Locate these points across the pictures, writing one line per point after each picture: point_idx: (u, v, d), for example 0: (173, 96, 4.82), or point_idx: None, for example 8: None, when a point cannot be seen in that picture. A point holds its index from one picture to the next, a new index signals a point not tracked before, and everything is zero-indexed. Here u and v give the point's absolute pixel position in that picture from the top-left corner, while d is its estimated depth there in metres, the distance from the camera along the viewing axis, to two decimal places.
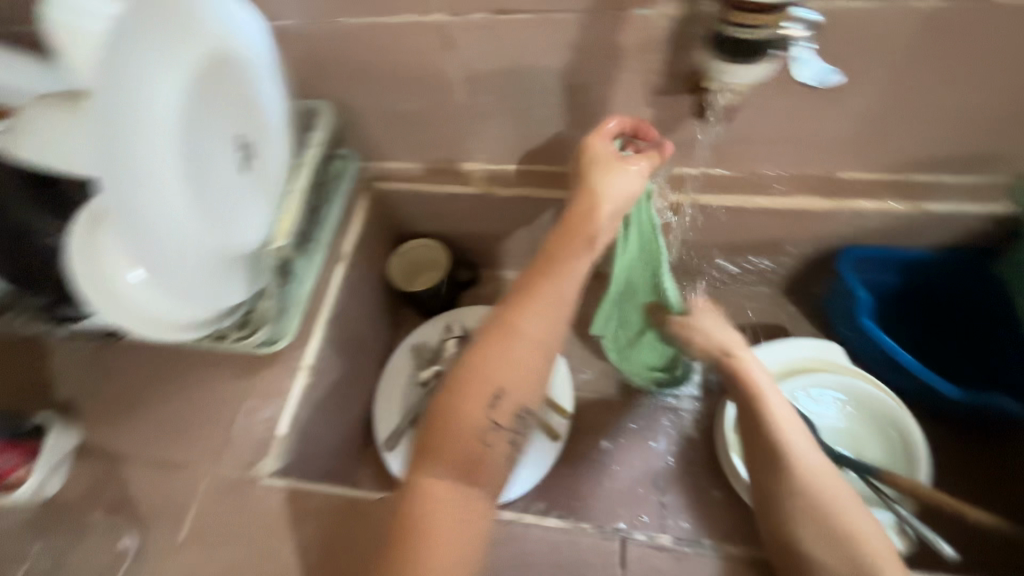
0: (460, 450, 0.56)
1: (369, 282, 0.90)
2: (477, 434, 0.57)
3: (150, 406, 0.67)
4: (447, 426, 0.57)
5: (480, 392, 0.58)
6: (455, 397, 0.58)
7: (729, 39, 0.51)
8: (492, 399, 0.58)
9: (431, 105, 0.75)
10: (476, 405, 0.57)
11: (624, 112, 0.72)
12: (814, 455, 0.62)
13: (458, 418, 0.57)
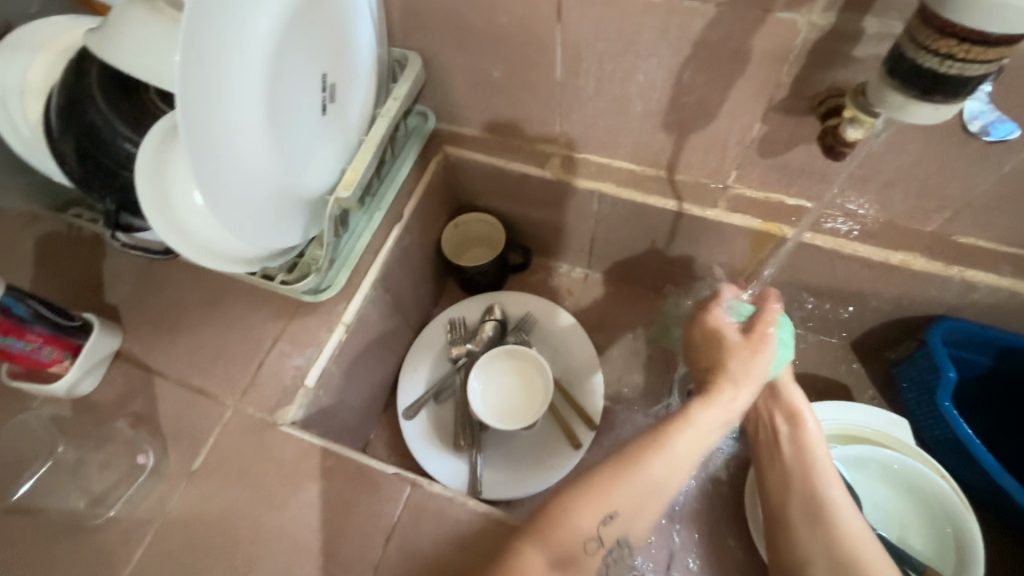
0: (567, 561, 0.47)
1: (421, 248, 0.87)
2: (583, 543, 0.48)
3: (191, 329, 0.69)
4: (556, 530, 0.48)
5: (604, 501, 0.49)
6: (574, 497, 0.50)
7: (925, 72, 0.39)
8: (607, 513, 0.49)
9: (523, 79, 0.69)
10: (587, 516, 0.49)
11: (734, 124, 0.63)
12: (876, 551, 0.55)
13: (570, 525, 0.48)
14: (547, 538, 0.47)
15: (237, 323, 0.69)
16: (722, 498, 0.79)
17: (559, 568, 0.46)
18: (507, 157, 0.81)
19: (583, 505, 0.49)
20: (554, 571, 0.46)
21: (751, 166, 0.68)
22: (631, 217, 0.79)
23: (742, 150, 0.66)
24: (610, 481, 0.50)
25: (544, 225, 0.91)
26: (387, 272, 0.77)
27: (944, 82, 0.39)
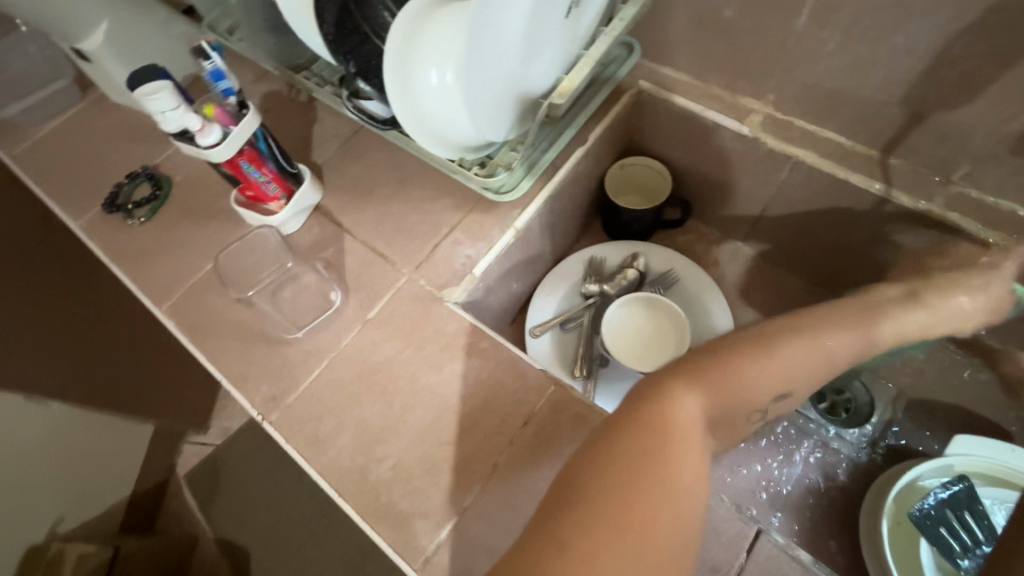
0: (727, 410, 0.47)
1: (587, 179, 0.89)
2: (748, 411, 0.49)
3: (381, 199, 0.76)
4: (736, 370, 0.48)
5: (775, 359, 0.49)
6: (746, 358, 0.48)
7: None
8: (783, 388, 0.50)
9: (755, 24, 0.66)
10: (763, 382, 0.48)
11: (994, 112, 0.56)
12: None
13: (744, 375, 0.48)
14: (721, 375, 0.47)
15: (421, 204, 0.76)
16: (833, 500, 0.76)
17: (718, 411, 0.46)
18: (703, 105, 0.79)
19: (757, 360, 0.48)
20: (710, 420, 0.46)
21: (991, 164, 0.61)
22: (820, 192, 0.75)
23: (989, 143, 0.59)
24: (782, 342, 0.50)
25: (714, 184, 0.89)
26: (560, 192, 0.79)
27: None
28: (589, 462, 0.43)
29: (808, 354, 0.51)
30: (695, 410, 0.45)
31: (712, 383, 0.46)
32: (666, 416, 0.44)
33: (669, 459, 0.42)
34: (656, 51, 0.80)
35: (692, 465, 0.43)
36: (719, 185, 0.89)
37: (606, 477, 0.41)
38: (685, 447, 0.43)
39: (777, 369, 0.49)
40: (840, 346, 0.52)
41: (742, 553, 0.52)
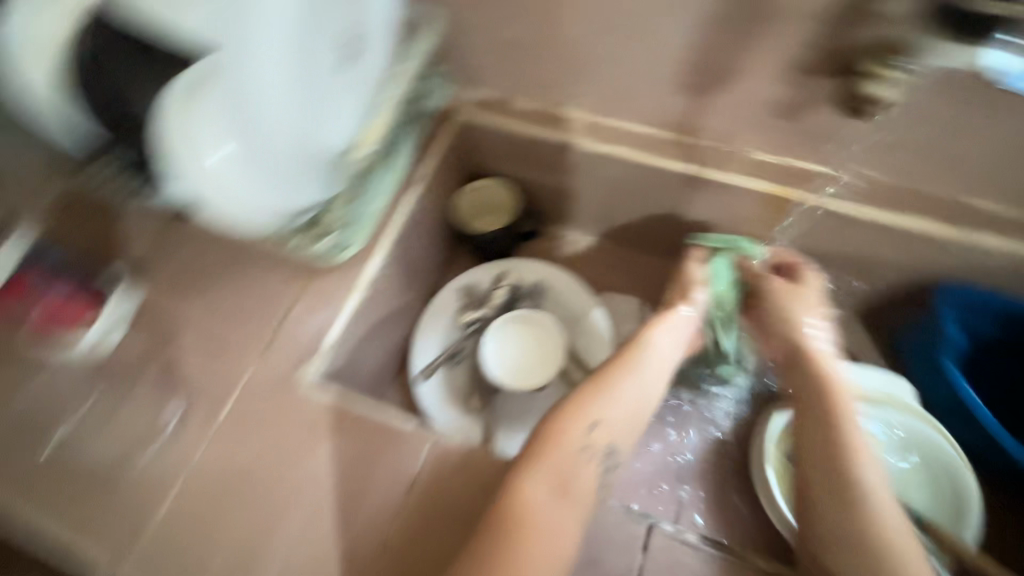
0: (563, 478, 0.53)
1: (436, 212, 0.87)
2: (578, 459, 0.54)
3: (209, 290, 0.69)
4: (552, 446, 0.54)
5: (588, 416, 0.56)
6: (555, 422, 0.56)
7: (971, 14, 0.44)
8: (589, 424, 0.56)
9: (542, 38, 0.69)
10: (578, 436, 0.55)
11: (752, 85, 0.63)
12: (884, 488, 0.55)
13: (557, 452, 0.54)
14: (543, 450, 0.54)
15: (255, 284, 0.70)
16: (729, 459, 0.81)
17: (546, 486, 0.52)
18: (520, 120, 0.81)
19: (573, 421, 0.56)
20: (553, 489, 0.52)
21: (766, 130, 0.68)
22: (643, 182, 0.80)
23: (758, 112, 0.66)
24: (594, 394, 0.58)
25: (555, 191, 0.92)
26: (403, 234, 0.77)
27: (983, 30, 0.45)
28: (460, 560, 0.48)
29: (613, 395, 0.58)
30: (533, 492, 0.51)
31: (540, 463, 0.53)
32: (507, 510, 0.50)
33: (518, 549, 0.48)
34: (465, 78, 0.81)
35: (536, 542, 0.49)
36: (561, 191, 0.91)
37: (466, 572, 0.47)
38: (535, 536, 0.49)
39: (594, 424, 0.56)
40: (638, 389, 0.59)
41: (638, 552, 0.53)
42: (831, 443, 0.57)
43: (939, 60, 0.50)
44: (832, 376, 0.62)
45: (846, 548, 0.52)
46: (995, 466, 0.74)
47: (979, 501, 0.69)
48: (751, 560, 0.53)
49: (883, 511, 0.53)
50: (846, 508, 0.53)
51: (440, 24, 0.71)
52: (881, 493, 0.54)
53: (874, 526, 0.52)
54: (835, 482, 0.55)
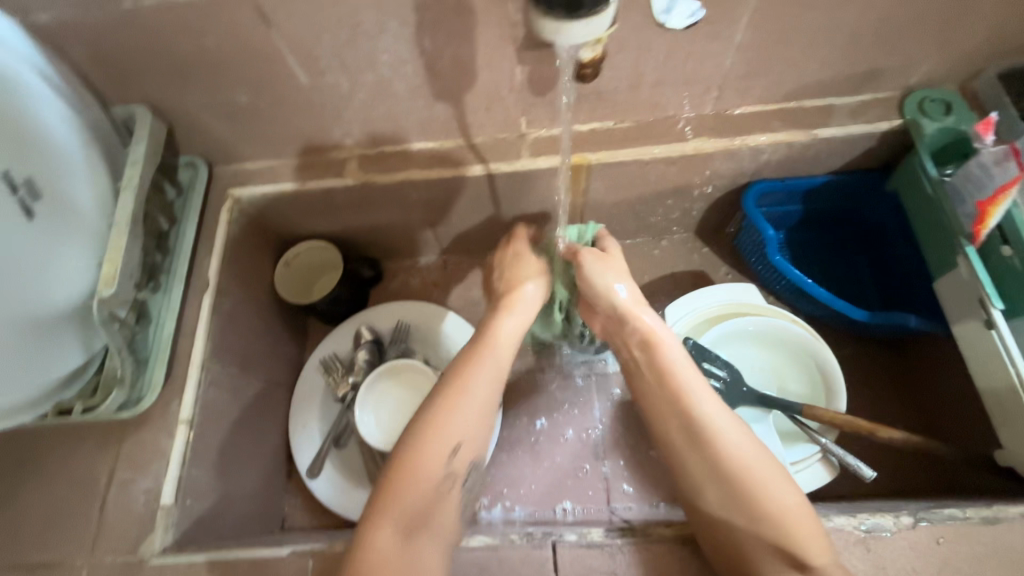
0: (413, 514, 0.51)
1: (256, 301, 0.79)
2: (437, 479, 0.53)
3: (8, 498, 0.59)
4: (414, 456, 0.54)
5: (450, 427, 0.55)
6: (407, 453, 0.54)
7: None
8: (451, 447, 0.55)
9: (269, 95, 0.63)
10: (435, 457, 0.54)
11: (497, 73, 0.61)
12: (752, 449, 0.52)
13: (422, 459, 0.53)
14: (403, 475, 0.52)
15: (58, 472, 0.60)
16: (635, 419, 0.82)
17: (397, 526, 0.50)
18: (301, 177, 0.74)
19: (433, 438, 0.54)
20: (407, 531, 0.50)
21: (534, 108, 0.67)
22: (451, 193, 0.77)
23: (518, 95, 0.65)
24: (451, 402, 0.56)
25: (378, 229, 0.86)
26: (216, 346, 0.68)
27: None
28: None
29: (467, 394, 0.57)
30: (404, 504, 0.51)
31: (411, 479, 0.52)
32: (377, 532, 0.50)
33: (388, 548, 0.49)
34: (225, 154, 0.73)
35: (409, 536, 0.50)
36: (382, 228, 0.86)
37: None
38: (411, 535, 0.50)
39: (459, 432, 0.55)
40: (492, 374, 0.59)
41: None
42: (699, 449, 0.53)
43: (558, 42, 0.42)
44: (662, 346, 0.58)
45: (760, 551, 0.48)
46: (856, 332, 0.75)
47: (841, 373, 0.71)
48: (654, 532, 0.52)
49: (773, 495, 0.49)
50: (740, 510, 0.49)
51: (156, 120, 0.64)
52: (744, 458, 0.51)
53: (771, 517, 0.48)
54: (702, 465, 0.52)
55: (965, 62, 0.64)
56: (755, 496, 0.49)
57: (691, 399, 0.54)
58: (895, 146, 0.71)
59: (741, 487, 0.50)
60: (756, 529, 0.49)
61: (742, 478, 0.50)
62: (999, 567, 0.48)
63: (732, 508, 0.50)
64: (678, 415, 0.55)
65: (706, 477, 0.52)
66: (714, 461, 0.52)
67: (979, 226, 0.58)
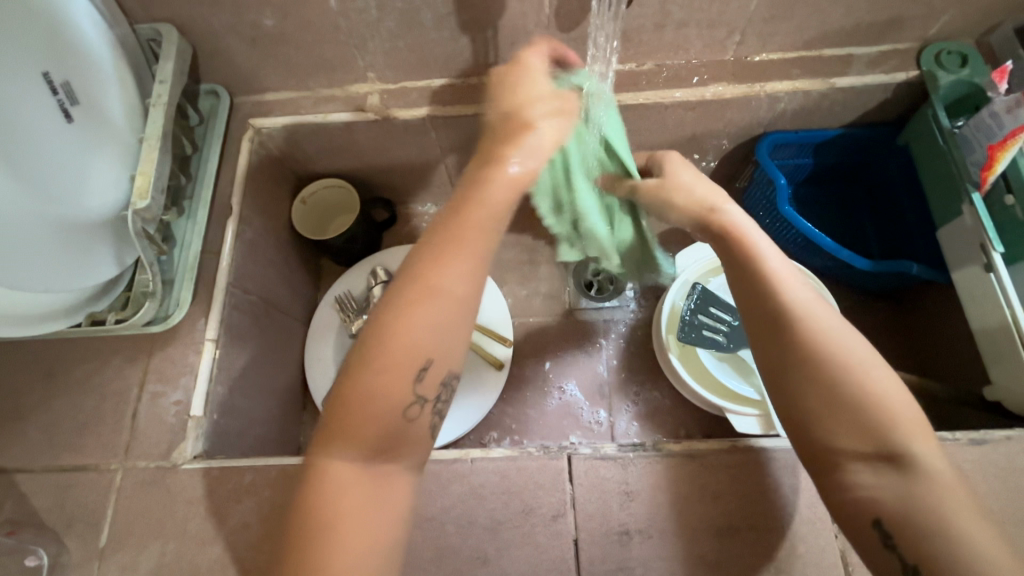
0: (379, 439, 0.43)
1: (275, 235, 0.80)
2: (399, 412, 0.44)
3: (40, 408, 0.61)
4: (426, 278, 0.45)
5: (450, 260, 0.46)
6: (358, 374, 0.44)
7: None
8: (417, 362, 0.44)
9: (296, 20, 0.63)
10: (396, 377, 0.44)
11: (526, 5, 0.62)
12: (857, 345, 0.44)
13: (434, 284, 0.45)
14: (416, 304, 0.44)
15: (90, 383, 0.62)
16: (641, 360, 0.85)
17: (367, 452, 0.43)
18: (323, 110, 0.75)
19: (451, 262, 0.46)
20: (372, 458, 0.43)
21: (559, 45, 0.67)
22: (471, 133, 0.77)
23: (545, 30, 0.65)
24: (471, 213, 0.47)
25: (395, 169, 0.87)
26: (239, 272, 0.70)
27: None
28: (344, 428, 0.43)
29: (431, 286, 0.45)
30: (414, 334, 0.44)
31: (418, 307, 0.44)
32: (394, 371, 0.44)
33: (402, 389, 0.44)
34: (247, 84, 0.73)
35: (421, 372, 0.44)
36: (398, 169, 0.87)
37: (369, 435, 0.43)
38: (425, 369, 0.45)
39: (473, 260, 0.46)
40: (468, 267, 0.46)
41: (567, 485, 0.54)
42: (792, 334, 0.45)
43: None
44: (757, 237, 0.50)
45: (848, 448, 0.42)
46: (859, 282, 0.78)
47: None
48: (665, 447, 0.55)
49: (874, 391, 0.42)
50: (826, 396, 0.43)
51: (181, 39, 0.63)
52: (843, 345, 0.44)
53: (868, 411, 0.42)
54: (787, 352, 0.45)
55: (985, 14, 0.65)
56: (858, 389, 0.42)
57: (788, 281, 0.47)
58: (912, 99, 0.72)
59: (845, 390, 0.42)
60: (852, 432, 0.42)
61: (843, 375, 0.43)
62: (984, 483, 0.51)
63: (823, 393, 0.43)
64: (775, 305, 0.46)
65: (798, 369, 0.44)
66: (816, 356, 0.44)
67: (985, 172, 0.61)
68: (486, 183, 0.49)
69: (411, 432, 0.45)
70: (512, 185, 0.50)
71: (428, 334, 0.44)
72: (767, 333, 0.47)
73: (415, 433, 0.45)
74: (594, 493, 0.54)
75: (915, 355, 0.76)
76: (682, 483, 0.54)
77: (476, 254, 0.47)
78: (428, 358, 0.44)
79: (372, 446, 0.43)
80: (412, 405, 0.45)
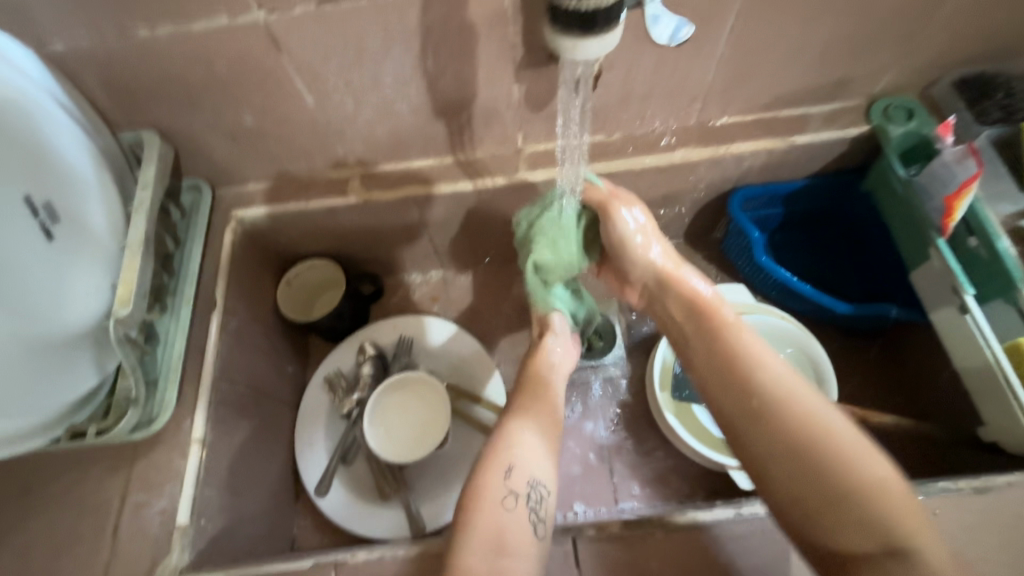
0: (496, 538, 0.51)
1: (261, 321, 0.79)
2: (501, 508, 0.53)
3: (17, 529, 0.58)
4: (507, 423, 0.61)
5: (530, 394, 0.65)
6: (472, 489, 0.55)
7: (571, 11, 0.39)
8: (504, 473, 0.55)
9: (274, 116, 0.65)
10: (491, 481, 0.55)
11: (496, 91, 0.65)
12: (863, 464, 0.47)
13: (512, 424, 0.60)
14: (498, 438, 0.59)
15: (69, 499, 0.59)
16: (639, 419, 0.83)
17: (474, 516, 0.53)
18: (303, 197, 0.76)
19: (520, 414, 0.62)
20: (486, 556, 0.50)
21: (530, 123, 0.70)
22: (451, 209, 0.79)
23: (515, 111, 0.68)
24: (529, 388, 0.66)
25: (378, 245, 0.88)
26: (225, 364, 0.68)
27: (593, 17, 0.39)
28: (464, 532, 0.52)
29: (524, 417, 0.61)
30: (506, 454, 0.57)
31: (498, 445, 0.58)
32: (490, 474, 0.55)
33: (496, 493, 0.54)
34: (228, 176, 0.75)
35: (507, 473, 0.55)
36: (380, 245, 0.88)
37: (482, 540, 0.51)
38: (510, 472, 0.56)
39: (547, 407, 0.63)
40: (551, 406, 0.64)
41: (574, 571, 0.53)
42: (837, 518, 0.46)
43: (571, 56, 0.43)
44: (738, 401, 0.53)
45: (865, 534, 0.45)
46: (844, 324, 0.79)
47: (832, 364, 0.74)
48: (669, 520, 0.54)
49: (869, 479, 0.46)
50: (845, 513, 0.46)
51: (163, 143, 0.65)
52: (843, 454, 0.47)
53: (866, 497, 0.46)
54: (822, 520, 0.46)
55: (925, 70, 0.69)
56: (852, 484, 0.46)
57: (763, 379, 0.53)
58: (868, 149, 0.76)
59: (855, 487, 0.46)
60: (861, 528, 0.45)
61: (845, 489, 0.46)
62: (987, 530, 0.51)
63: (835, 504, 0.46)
64: (780, 435, 0.50)
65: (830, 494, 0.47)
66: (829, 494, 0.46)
67: (946, 220, 0.63)
68: (531, 359, 0.70)
69: (509, 532, 0.52)
70: (562, 343, 0.72)
71: (529, 454, 0.57)
72: (819, 522, 0.46)
73: (513, 532, 0.52)
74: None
75: (908, 396, 0.76)
76: (687, 559, 0.52)
77: (552, 397, 0.65)
78: (510, 463, 0.56)
79: (490, 546, 0.51)
80: (506, 500, 0.54)
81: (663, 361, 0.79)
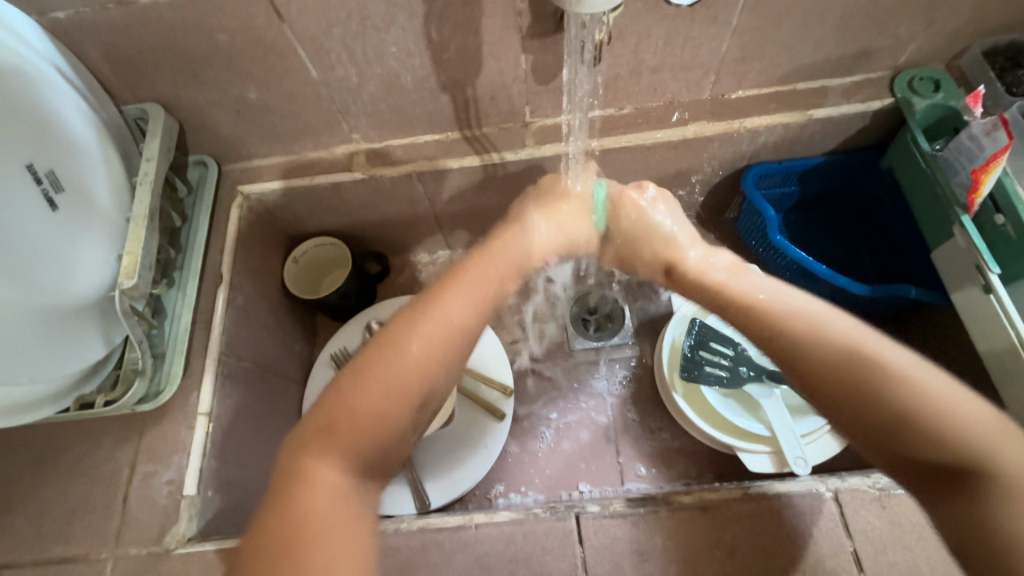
0: (365, 453, 0.44)
1: (268, 298, 0.80)
2: (394, 431, 0.45)
3: (30, 497, 0.59)
4: (438, 302, 0.49)
5: (482, 288, 0.52)
6: (360, 389, 0.45)
7: None
8: (414, 397, 0.46)
9: (278, 89, 0.64)
10: (394, 397, 0.45)
11: (503, 62, 0.63)
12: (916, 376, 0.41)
13: (445, 310, 0.48)
14: (428, 324, 0.48)
15: (80, 468, 0.60)
16: (647, 401, 0.82)
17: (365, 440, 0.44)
18: (308, 174, 0.75)
19: (456, 300, 0.49)
20: (355, 471, 0.43)
21: (538, 97, 0.69)
22: (457, 186, 0.78)
23: (522, 84, 0.66)
24: (475, 265, 0.53)
25: (385, 223, 0.87)
26: (231, 340, 0.69)
27: None
28: (336, 441, 0.43)
29: (457, 311, 0.49)
30: (421, 358, 0.46)
31: (424, 333, 0.47)
32: (389, 385, 0.45)
33: (398, 412, 0.45)
34: (233, 152, 0.74)
35: (418, 403, 0.46)
36: (387, 223, 0.87)
37: (354, 443, 0.44)
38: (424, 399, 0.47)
39: (479, 301, 0.51)
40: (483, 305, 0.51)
41: (578, 548, 0.52)
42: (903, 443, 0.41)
43: (578, 12, 0.42)
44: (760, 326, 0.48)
45: (937, 453, 0.40)
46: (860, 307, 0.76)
47: None
48: (674, 500, 0.53)
49: (920, 390, 0.41)
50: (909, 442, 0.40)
51: (167, 116, 0.65)
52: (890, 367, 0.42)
53: (927, 408, 0.40)
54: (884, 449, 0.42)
55: (955, 39, 0.66)
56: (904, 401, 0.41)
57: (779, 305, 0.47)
58: (891, 124, 0.73)
59: (905, 399, 0.41)
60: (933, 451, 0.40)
61: (902, 407, 0.41)
62: None
63: (893, 427, 0.41)
64: (807, 364, 0.45)
65: (888, 420, 0.41)
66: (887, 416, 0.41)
67: (972, 195, 0.61)
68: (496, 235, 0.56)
69: (392, 455, 0.46)
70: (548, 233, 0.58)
71: (437, 362, 0.47)
72: (880, 447, 0.42)
73: (398, 455, 0.46)
74: (604, 554, 0.51)
75: None
76: (693, 538, 0.51)
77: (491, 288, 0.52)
78: (426, 389, 0.46)
79: (363, 462, 0.44)
80: (406, 434, 0.46)
81: (672, 342, 0.78)
